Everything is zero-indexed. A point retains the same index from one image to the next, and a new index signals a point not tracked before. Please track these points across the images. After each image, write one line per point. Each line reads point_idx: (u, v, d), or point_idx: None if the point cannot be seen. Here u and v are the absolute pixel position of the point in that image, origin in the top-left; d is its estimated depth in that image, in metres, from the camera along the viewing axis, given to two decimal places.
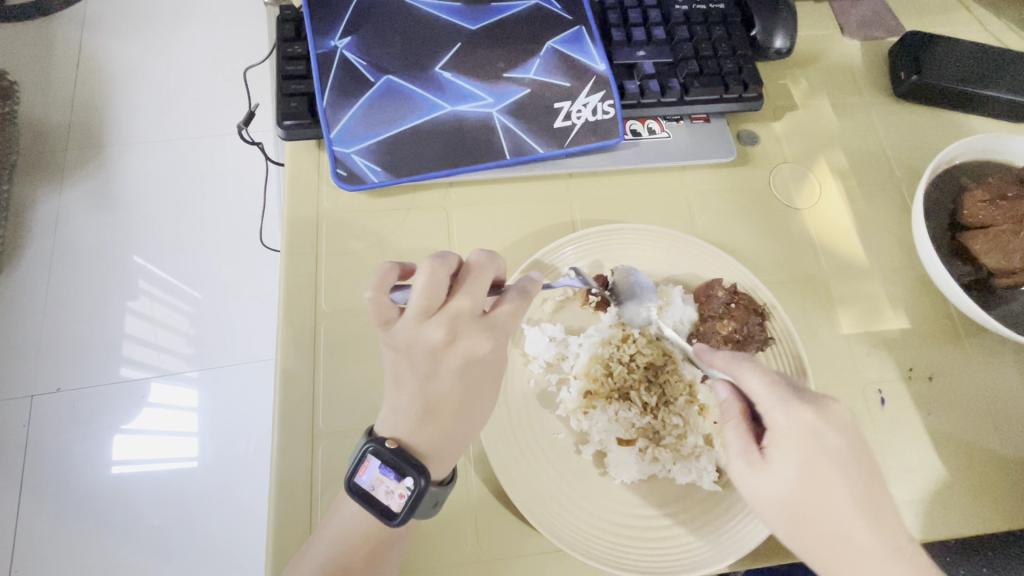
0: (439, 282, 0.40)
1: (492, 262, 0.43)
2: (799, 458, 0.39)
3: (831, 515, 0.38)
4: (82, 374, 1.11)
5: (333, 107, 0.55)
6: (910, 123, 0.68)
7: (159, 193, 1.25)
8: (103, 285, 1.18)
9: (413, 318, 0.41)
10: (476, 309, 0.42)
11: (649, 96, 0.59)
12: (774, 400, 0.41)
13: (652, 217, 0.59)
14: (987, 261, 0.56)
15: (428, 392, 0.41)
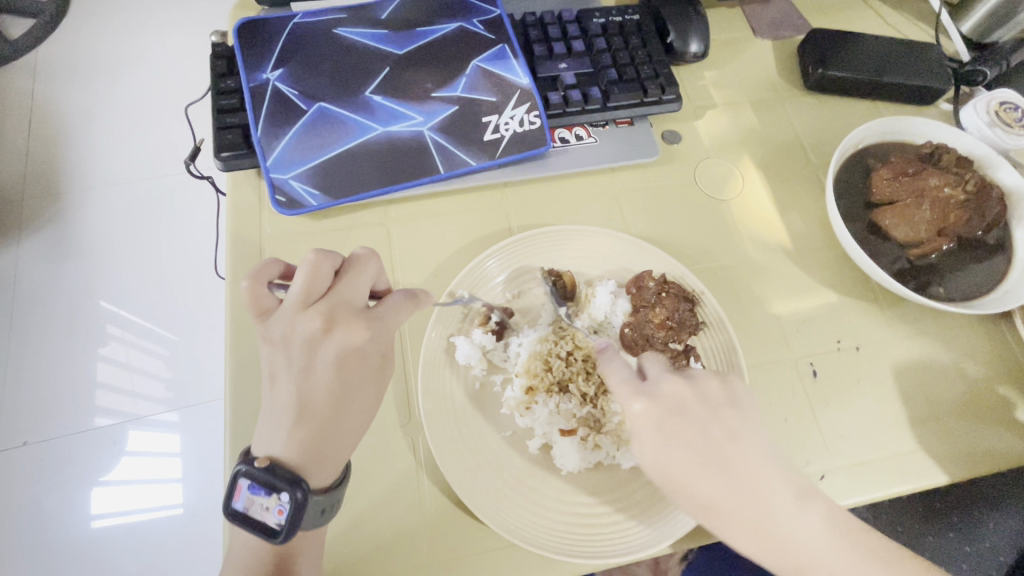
0: (318, 274, 0.44)
1: (370, 261, 0.47)
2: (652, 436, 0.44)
3: (689, 483, 0.42)
4: (46, 425, 1.09)
5: (268, 137, 0.57)
6: (822, 113, 0.73)
7: (118, 236, 1.25)
8: (65, 332, 1.17)
9: (293, 308, 0.43)
10: (356, 302, 0.45)
11: (573, 104, 0.62)
12: (627, 389, 0.46)
13: (585, 218, 0.62)
14: (898, 234, 0.60)
15: (306, 386, 0.42)
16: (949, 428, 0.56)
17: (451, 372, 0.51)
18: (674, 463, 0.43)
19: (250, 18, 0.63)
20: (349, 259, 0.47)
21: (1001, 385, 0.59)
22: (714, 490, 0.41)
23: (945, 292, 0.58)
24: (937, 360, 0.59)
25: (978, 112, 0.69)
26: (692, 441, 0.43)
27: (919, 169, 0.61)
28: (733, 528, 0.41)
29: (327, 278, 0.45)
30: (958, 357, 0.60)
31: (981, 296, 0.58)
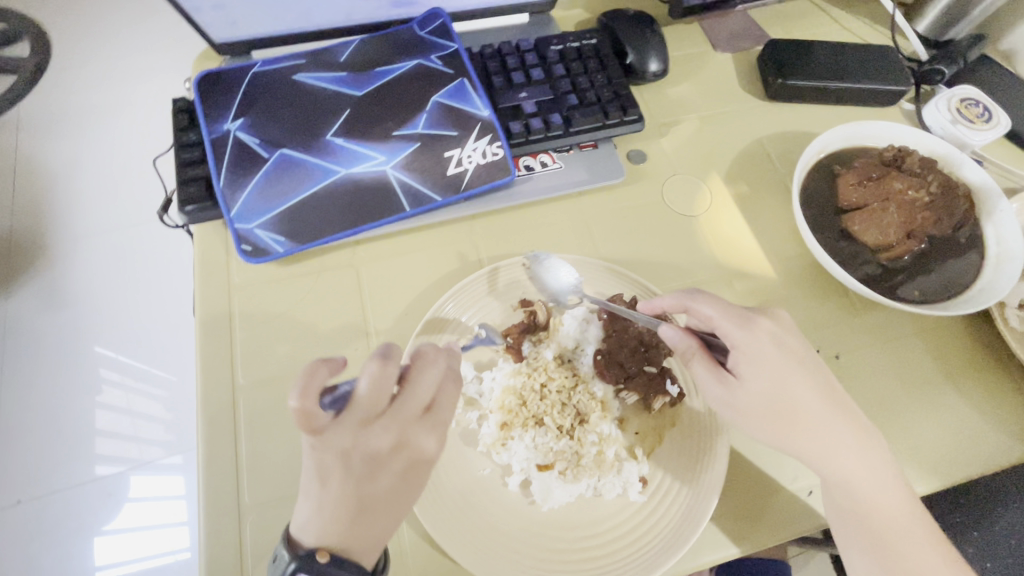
0: (384, 384, 0.39)
1: (439, 358, 0.43)
2: (768, 365, 0.47)
3: (802, 401, 0.47)
4: (38, 483, 1.07)
5: (231, 187, 0.57)
6: (787, 120, 0.73)
7: (103, 284, 1.24)
8: (55, 385, 1.16)
9: (353, 425, 0.38)
10: (424, 406, 0.42)
11: (535, 133, 0.63)
12: (735, 324, 0.48)
13: (556, 244, 0.62)
14: (868, 239, 0.59)
15: (367, 493, 0.39)
16: (938, 431, 0.55)
17: None
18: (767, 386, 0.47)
19: (209, 70, 0.64)
20: (416, 359, 0.42)
21: (985, 382, 0.58)
22: (807, 404, 0.47)
23: (921, 294, 0.58)
24: (918, 362, 0.59)
25: (940, 110, 0.69)
26: (791, 365, 0.47)
27: (883, 172, 0.61)
28: (833, 444, 0.47)
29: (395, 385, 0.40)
30: (939, 357, 0.59)
31: (957, 295, 0.58)
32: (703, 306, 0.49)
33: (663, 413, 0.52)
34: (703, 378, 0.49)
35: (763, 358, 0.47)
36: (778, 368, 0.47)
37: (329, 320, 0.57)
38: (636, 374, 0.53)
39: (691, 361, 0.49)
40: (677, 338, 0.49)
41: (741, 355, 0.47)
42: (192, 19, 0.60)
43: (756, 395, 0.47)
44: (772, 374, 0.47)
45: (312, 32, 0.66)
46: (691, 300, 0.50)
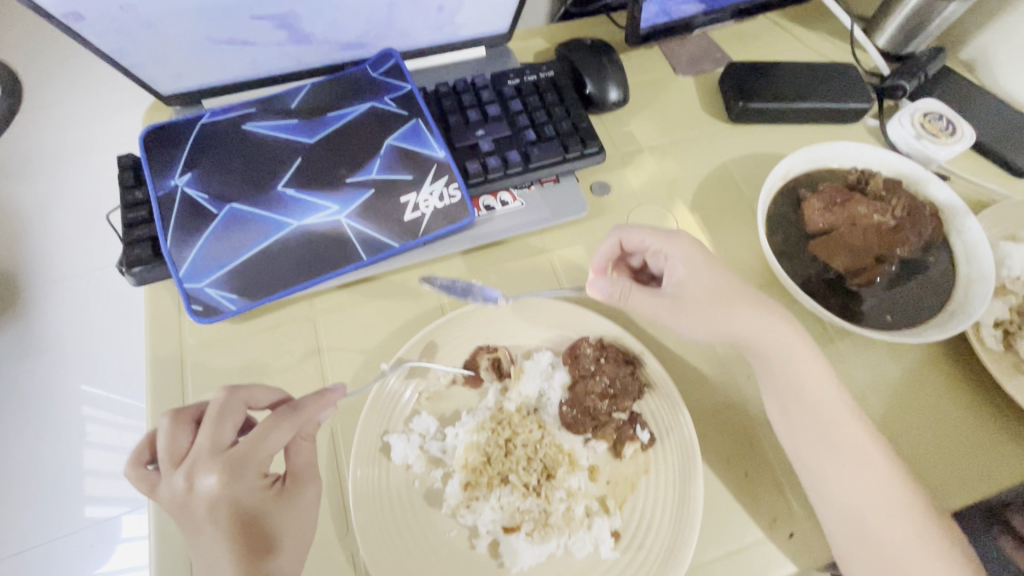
0: (176, 439, 0.41)
1: (233, 398, 0.43)
2: (698, 268, 0.52)
3: (729, 289, 0.51)
4: (15, 537, 1.04)
5: (179, 246, 0.55)
6: (752, 142, 0.72)
7: (75, 328, 1.21)
8: (32, 434, 1.12)
9: (212, 463, 0.40)
10: (215, 444, 0.40)
11: (493, 171, 0.62)
12: (664, 240, 0.54)
13: (519, 284, 0.60)
14: (836, 265, 0.58)
15: (198, 539, 0.39)
16: (922, 461, 0.53)
17: (384, 475, 0.48)
18: (701, 285, 0.52)
19: (157, 123, 0.62)
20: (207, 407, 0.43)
21: (967, 405, 0.56)
22: (736, 296, 0.51)
23: (894, 319, 0.56)
24: (897, 387, 0.57)
25: (905, 126, 0.69)
26: (714, 268, 0.53)
27: (848, 196, 0.60)
28: (772, 329, 0.50)
29: (187, 438, 0.41)
30: (919, 381, 0.57)
31: (931, 318, 0.56)
32: (634, 234, 0.54)
33: (635, 459, 0.50)
34: (651, 302, 0.52)
35: (690, 261, 0.52)
36: (704, 267, 0.52)
37: (285, 378, 0.55)
38: (605, 422, 0.51)
39: (630, 293, 0.52)
40: (608, 285, 0.53)
41: (676, 262, 0.53)
42: (135, 75, 0.58)
43: (699, 291, 0.51)
44: (704, 272, 0.52)
45: (261, 79, 0.64)
46: (625, 232, 0.55)
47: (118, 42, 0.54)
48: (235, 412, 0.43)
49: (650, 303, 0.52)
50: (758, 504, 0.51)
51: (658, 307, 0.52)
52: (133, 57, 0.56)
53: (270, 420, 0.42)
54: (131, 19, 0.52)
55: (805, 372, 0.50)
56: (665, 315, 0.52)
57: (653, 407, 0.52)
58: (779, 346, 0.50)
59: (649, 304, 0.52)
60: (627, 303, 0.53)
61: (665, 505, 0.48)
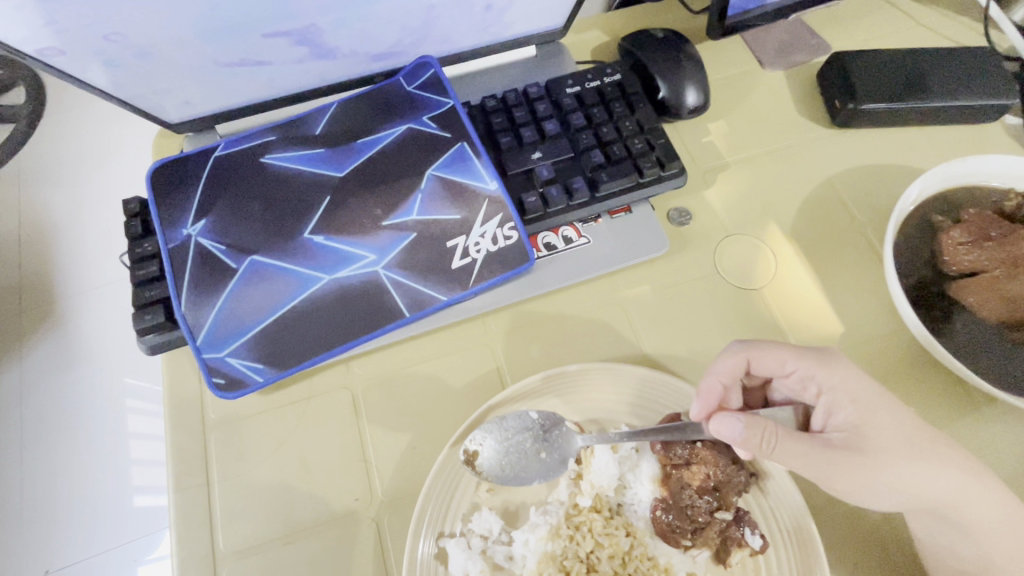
0: None
1: None
2: (873, 405, 0.40)
3: (921, 440, 0.40)
4: (67, 548, 0.94)
5: (195, 310, 0.47)
6: (862, 150, 0.60)
7: (100, 331, 1.10)
8: (83, 433, 1.02)
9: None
10: None
11: (555, 204, 0.51)
12: (816, 362, 0.42)
13: (588, 340, 0.51)
14: (986, 315, 0.47)
15: None
16: None
17: None
18: (887, 434, 0.39)
19: (166, 158, 0.54)
20: None
21: None
22: (934, 450, 0.40)
23: None
24: None
25: None
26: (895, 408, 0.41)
27: (1005, 231, 0.48)
28: (964, 486, 0.40)
29: None
30: None
31: None
32: (769, 355, 0.43)
33: (743, 568, 0.41)
34: (816, 455, 0.38)
35: (860, 397, 0.41)
36: (883, 407, 0.40)
37: (321, 461, 0.47)
38: (704, 524, 0.42)
39: (775, 444, 0.39)
40: (744, 428, 0.39)
41: (840, 397, 0.41)
42: (136, 108, 0.50)
43: (883, 442, 0.39)
44: (881, 412, 0.40)
45: (279, 99, 0.55)
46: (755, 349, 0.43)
47: (111, 74, 0.46)
48: None
49: (810, 457, 0.39)
50: None
51: (829, 462, 0.38)
52: (131, 88, 0.48)
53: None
54: (121, 48, 0.44)
55: (968, 497, 0.40)
56: (835, 481, 0.39)
57: (765, 504, 0.42)
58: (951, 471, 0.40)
59: (813, 458, 0.38)
60: (775, 454, 0.39)
61: None
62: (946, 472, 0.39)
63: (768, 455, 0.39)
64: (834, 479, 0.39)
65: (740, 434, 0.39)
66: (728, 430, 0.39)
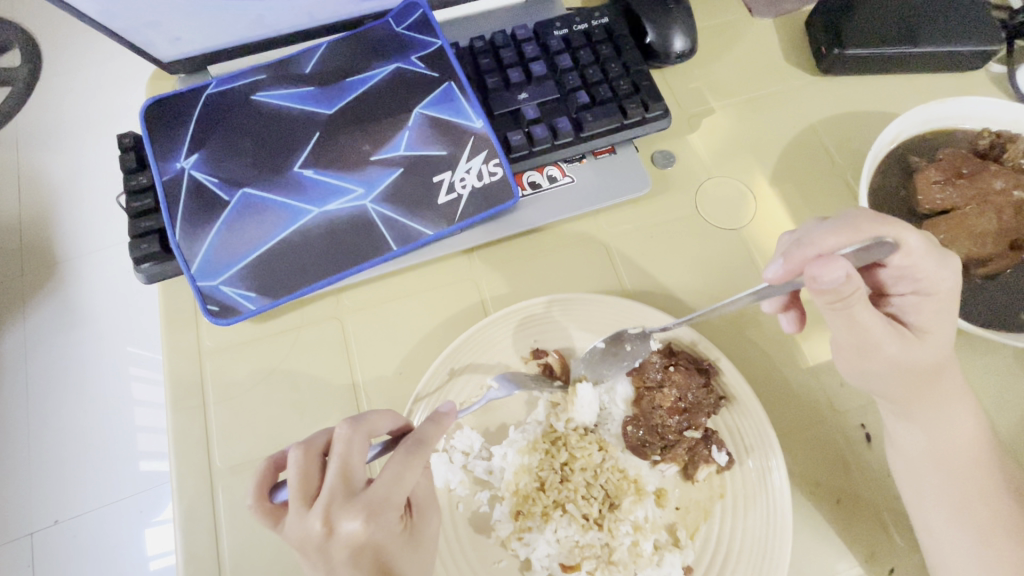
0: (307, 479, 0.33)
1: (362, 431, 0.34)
2: (943, 319, 0.40)
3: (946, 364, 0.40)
4: (74, 500, 0.97)
5: (189, 240, 0.49)
6: (846, 98, 0.60)
7: (102, 291, 1.12)
8: (85, 391, 1.05)
9: (351, 505, 0.31)
10: (355, 487, 0.32)
11: (540, 143, 0.53)
12: (933, 262, 0.39)
13: (569, 276, 0.53)
14: (956, 250, 0.48)
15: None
16: None
17: None
18: (930, 348, 0.39)
19: (159, 95, 0.55)
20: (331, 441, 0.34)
21: None
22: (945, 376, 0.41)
23: None
24: None
25: None
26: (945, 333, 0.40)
27: (978, 166, 0.49)
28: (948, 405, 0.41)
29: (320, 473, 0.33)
30: None
31: None
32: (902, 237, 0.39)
33: (709, 482, 0.43)
34: (873, 327, 0.37)
35: (941, 301, 0.39)
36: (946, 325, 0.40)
37: (312, 386, 0.49)
38: (674, 442, 0.45)
39: (854, 306, 0.36)
40: (845, 281, 0.35)
41: (926, 302, 0.39)
42: (127, 42, 0.50)
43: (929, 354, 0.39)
44: (941, 331, 0.40)
45: (269, 39, 0.55)
46: (891, 230, 0.38)
47: (100, 3, 0.46)
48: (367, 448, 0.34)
49: (871, 323, 0.37)
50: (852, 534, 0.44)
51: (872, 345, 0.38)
52: (121, 20, 0.48)
53: (404, 457, 0.34)
54: None
55: (924, 424, 0.41)
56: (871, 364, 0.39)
57: (731, 423, 0.44)
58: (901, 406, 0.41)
59: (867, 331, 0.38)
60: (837, 312, 0.37)
61: (751, 537, 0.41)
62: (897, 399, 0.41)
63: (830, 310, 0.37)
64: (856, 351, 0.40)
65: (836, 284, 0.35)
66: (833, 278, 0.35)
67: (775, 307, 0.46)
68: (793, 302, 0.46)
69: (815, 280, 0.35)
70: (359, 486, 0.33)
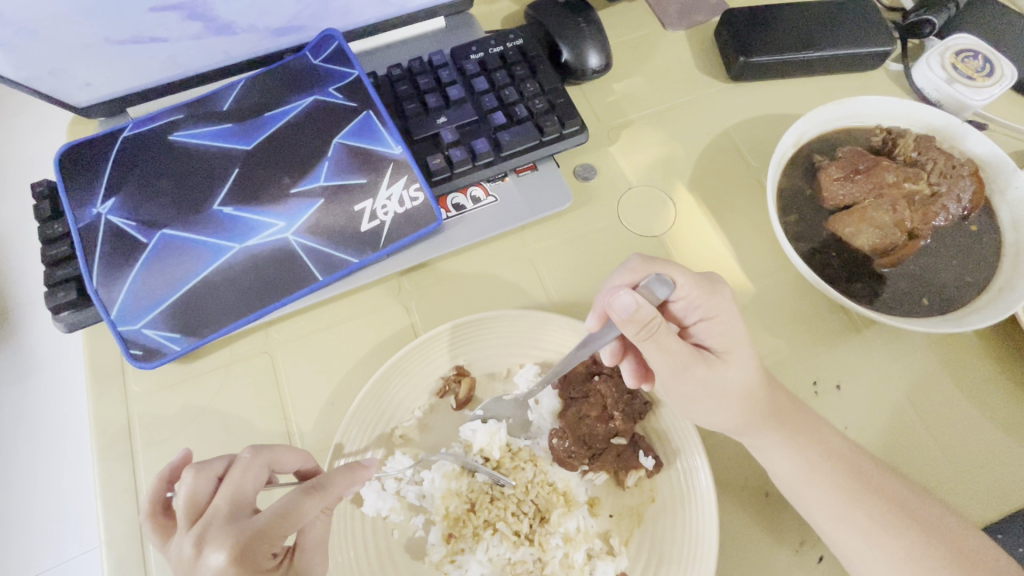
0: (196, 496, 0.35)
1: (261, 459, 0.37)
2: (738, 337, 0.43)
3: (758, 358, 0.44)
4: None
5: (107, 286, 0.48)
6: (757, 103, 0.63)
7: None
8: None
9: (228, 528, 0.33)
10: (239, 510, 0.34)
11: (459, 165, 0.53)
12: (705, 291, 0.43)
13: (498, 293, 0.54)
14: (860, 243, 0.50)
15: None
16: (966, 461, 0.47)
17: (355, 532, 0.42)
18: (735, 372, 0.42)
19: (75, 140, 0.54)
20: (231, 466, 0.37)
21: (1013, 393, 0.49)
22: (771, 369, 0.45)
23: (931, 303, 0.48)
24: (934, 380, 0.50)
25: (933, 69, 0.60)
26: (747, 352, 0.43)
27: (872, 162, 0.53)
28: None
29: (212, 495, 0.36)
30: (957, 368, 0.50)
31: (970, 301, 0.48)
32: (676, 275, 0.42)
33: (639, 488, 0.44)
34: (678, 353, 0.40)
35: (726, 322, 0.43)
36: (744, 342, 0.43)
37: (243, 423, 0.49)
38: (601, 450, 0.46)
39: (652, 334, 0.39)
40: (638, 309, 0.38)
41: (714, 326, 0.43)
42: (36, 91, 0.50)
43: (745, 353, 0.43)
44: (738, 348, 0.43)
45: (185, 78, 0.55)
46: (663, 268, 0.42)
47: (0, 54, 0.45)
48: (259, 477, 0.36)
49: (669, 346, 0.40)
50: (779, 524, 0.45)
51: (679, 367, 0.41)
52: (25, 70, 0.47)
53: (296, 496, 0.35)
54: (1, 27, 0.43)
55: None
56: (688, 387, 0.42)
57: (655, 429, 0.46)
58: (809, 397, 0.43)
59: (670, 355, 0.40)
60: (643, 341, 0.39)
61: (681, 539, 0.41)
62: None
63: (637, 340, 0.40)
64: (670, 376, 0.42)
65: (635, 309, 0.38)
66: (625, 306, 0.38)
67: (613, 356, 0.46)
68: (628, 348, 0.46)
69: (611, 311, 0.38)
70: (243, 513, 0.34)
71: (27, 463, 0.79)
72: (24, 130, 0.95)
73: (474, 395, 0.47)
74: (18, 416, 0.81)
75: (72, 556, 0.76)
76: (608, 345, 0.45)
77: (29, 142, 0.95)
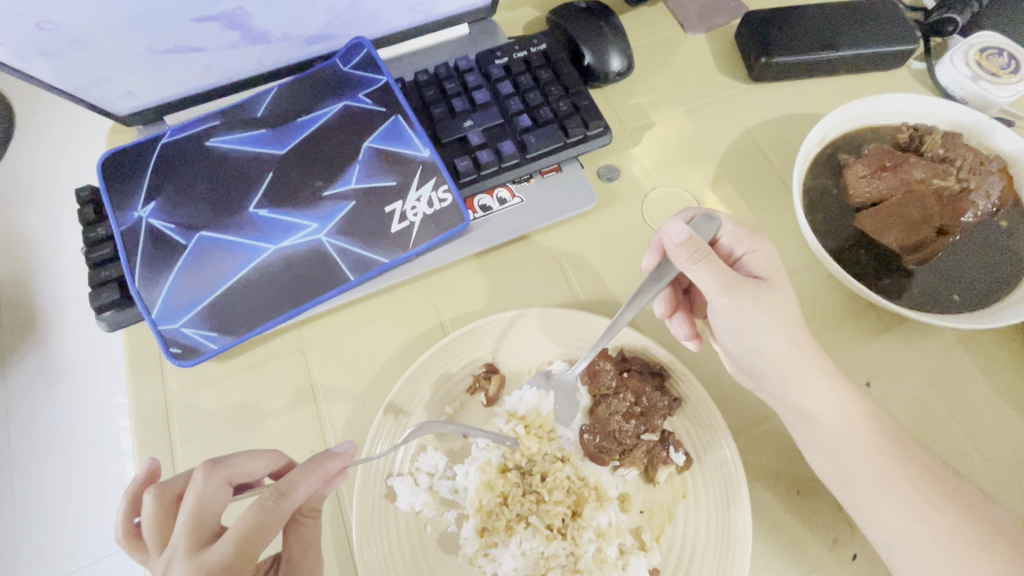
0: (164, 521, 0.36)
1: (214, 477, 0.36)
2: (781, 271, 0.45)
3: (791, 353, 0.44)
4: None
5: (148, 286, 0.50)
6: (779, 103, 0.63)
7: None
8: None
9: (189, 563, 0.33)
10: (201, 534, 0.35)
11: (486, 167, 0.54)
12: (746, 230, 0.46)
13: (524, 291, 0.54)
14: (888, 241, 0.50)
15: None
16: (1001, 459, 0.46)
17: (391, 527, 0.42)
18: (786, 298, 0.43)
19: (116, 147, 0.56)
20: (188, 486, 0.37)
21: None
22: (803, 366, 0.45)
23: (962, 300, 0.48)
24: (967, 379, 0.49)
25: (957, 67, 0.60)
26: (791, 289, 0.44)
27: (898, 158, 0.53)
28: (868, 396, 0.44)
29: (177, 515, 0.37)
30: (990, 366, 0.50)
31: (1002, 298, 0.48)
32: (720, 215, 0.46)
33: (671, 484, 0.44)
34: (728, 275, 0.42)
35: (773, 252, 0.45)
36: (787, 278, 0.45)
37: (278, 420, 0.50)
38: (632, 446, 0.45)
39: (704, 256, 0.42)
40: (690, 234, 0.43)
41: (759, 257, 0.45)
42: (81, 100, 0.52)
43: (779, 350, 0.42)
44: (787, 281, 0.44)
45: (219, 88, 0.57)
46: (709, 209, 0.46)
47: (51, 64, 0.47)
48: (217, 495, 0.36)
49: (707, 287, 0.43)
50: (813, 523, 0.45)
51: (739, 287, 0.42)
52: (74, 79, 0.50)
53: (254, 514, 0.35)
54: (54, 38, 0.45)
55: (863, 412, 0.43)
56: (748, 311, 0.42)
57: (686, 425, 0.46)
58: (840, 395, 0.43)
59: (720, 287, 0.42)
60: (694, 268, 0.42)
61: (713, 535, 0.42)
62: (839, 387, 0.43)
63: (690, 268, 0.42)
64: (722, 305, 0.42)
65: (685, 235, 0.42)
66: (677, 232, 0.43)
67: (669, 307, 0.50)
68: (679, 308, 0.50)
69: (667, 236, 0.43)
70: (203, 537, 0.35)
71: (61, 463, 0.81)
72: (59, 140, 0.98)
73: (502, 393, 0.48)
74: (51, 417, 0.83)
75: (104, 554, 0.78)
76: (664, 295, 0.49)
77: (65, 151, 0.98)
